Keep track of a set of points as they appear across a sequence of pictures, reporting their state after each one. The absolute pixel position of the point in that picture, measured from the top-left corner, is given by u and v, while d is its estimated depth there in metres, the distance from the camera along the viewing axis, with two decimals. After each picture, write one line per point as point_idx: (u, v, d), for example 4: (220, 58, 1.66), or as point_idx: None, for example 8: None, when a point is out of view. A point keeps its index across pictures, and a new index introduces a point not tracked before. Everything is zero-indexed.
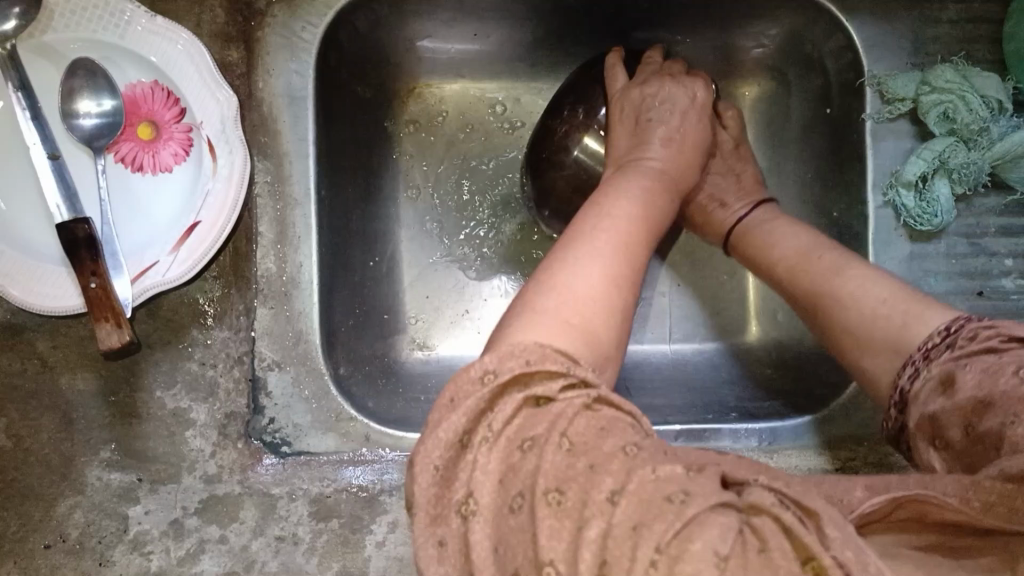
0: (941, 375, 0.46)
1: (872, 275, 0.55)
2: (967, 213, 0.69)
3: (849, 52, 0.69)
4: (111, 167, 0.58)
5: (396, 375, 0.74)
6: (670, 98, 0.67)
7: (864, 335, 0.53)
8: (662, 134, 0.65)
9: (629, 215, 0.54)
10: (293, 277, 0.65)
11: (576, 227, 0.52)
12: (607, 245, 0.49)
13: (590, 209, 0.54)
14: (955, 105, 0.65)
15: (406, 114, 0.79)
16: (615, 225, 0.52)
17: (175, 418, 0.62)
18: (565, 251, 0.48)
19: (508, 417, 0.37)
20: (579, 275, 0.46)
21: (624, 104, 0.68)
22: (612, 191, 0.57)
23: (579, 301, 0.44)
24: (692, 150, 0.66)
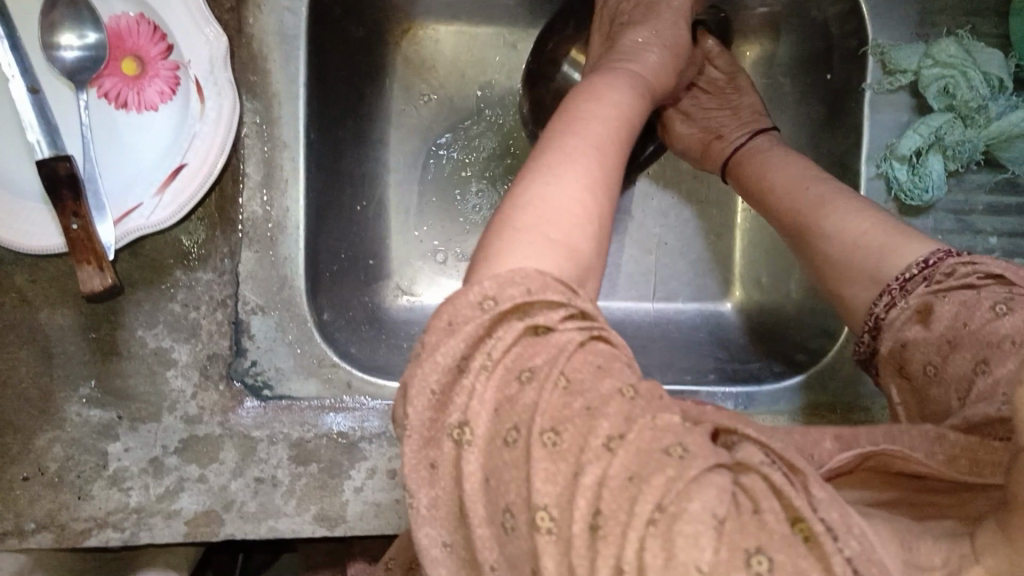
0: (921, 304, 0.47)
1: (859, 207, 0.54)
2: (957, 189, 0.69)
3: (854, 18, 0.68)
4: (94, 102, 0.56)
5: (380, 322, 0.74)
6: (653, 2, 0.63)
7: (843, 264, 0.53)
8: (642, 37, 0.60)
9: (607, 112, 0.47)
10: (279, 222, 0.65)
11: (548, 130, 0.45)
12: (583, 147, 0.43)
13: (559, 112, 0.47)
14: (956, 81, 0.64)
15: (400, 54, 0.77)
16: (593, 126, 0.45)
17: (156, 357, 0.62)
18: (541, 156, 0.43)
19: (506, 347, 0.35)
20: (560, 184, 0.41)
21: (607, 12, 0.66)
22: (592, 87, 0.50)
23: (564, 219, 0.40)
24: (672, 54, 0.60)
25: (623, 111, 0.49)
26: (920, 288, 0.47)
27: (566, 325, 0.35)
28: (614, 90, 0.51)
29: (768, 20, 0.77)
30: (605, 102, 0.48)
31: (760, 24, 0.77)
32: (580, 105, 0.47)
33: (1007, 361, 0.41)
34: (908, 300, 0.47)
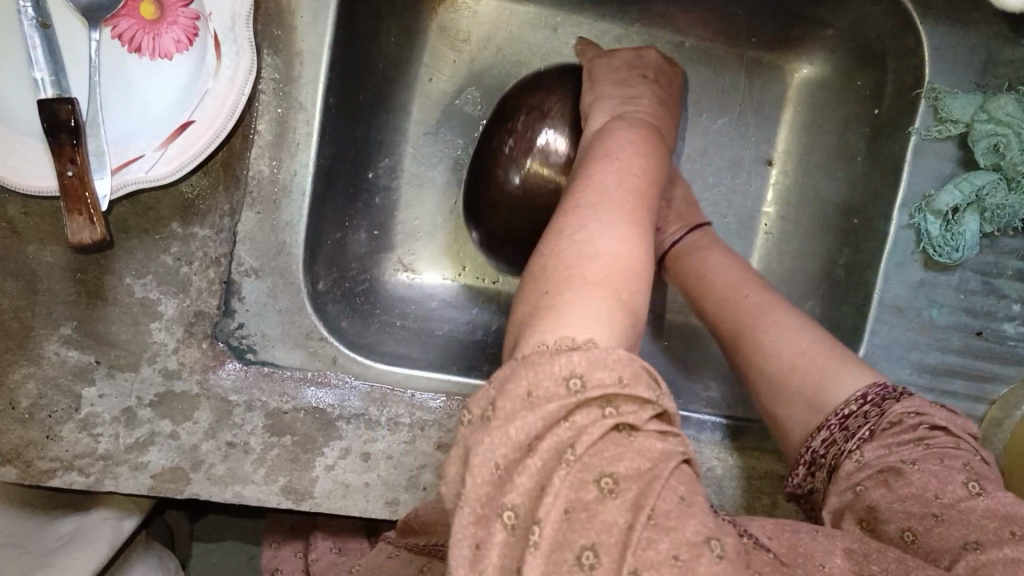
0: (882, 465, 0.45)
1: (792, 323, 0.55)
2: (989, 251, 0.65)
3: (913, 56, 0.64)
4: (106, 41, 0.55)
5: (376, 296, 0.72)
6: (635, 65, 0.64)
7: (780, 376, 0.54)
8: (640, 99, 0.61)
9: (633, 170, 0.49)
10: (285, 184, 0.62)
11: (578, 192, 0.46)
12: (620, 204, 0.44)
13: (588, 172, 0.48)
14: (1009, 142, 0.60)
15: (436, 21, 0.74)
16: (623, 184, 0.47)
17: (142, 307, 0.60)
18: (583, 212, 0.44)
19: (591, 442, 0.33)
20: (615, 241, 0.41)
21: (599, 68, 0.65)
22: (611, 146, 0.51)
23: (619, 265, 0.40)
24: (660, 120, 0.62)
25: (641, 164, 0.50)
26: (876, 448, 0.46)
27: (649, 425, 0.34)
28: (634, 145, 0.52)
29: (824, 40, 0.73)
30: (633, 161, 0.50)
31: (815, 44, 0.74)
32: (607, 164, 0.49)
33: (1003, 546, 0.38)
34: (861, 453, 0.46)
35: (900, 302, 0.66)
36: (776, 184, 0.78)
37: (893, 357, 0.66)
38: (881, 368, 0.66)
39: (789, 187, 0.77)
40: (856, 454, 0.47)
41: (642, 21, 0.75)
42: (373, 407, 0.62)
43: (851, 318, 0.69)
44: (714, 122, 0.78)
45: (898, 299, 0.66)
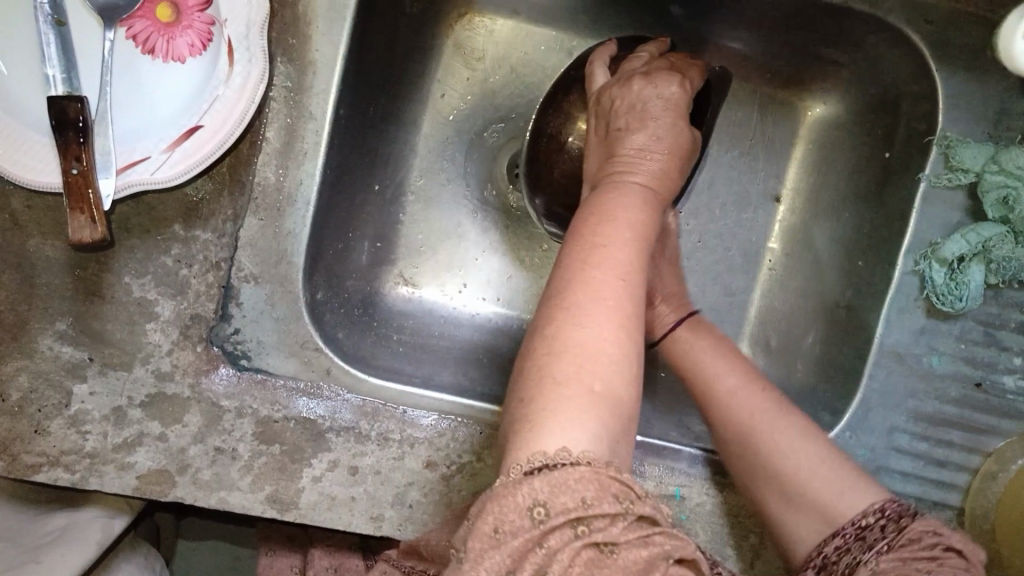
0: (895, 571, 0.46)
1: (808, 436, 0.55)
2: (992, 301, 0.64)
3: (928, 102, 0.64)
4: (121, 42, 0.55)
5: (376, 309, 0.72)
6: (642, 98, 0.57)
7: (795, 486, 0.54)
8: (638, 143, 0.55)
9: (624, 231, 0.45)
10: (290, 193, 0.61)
11: (564, 263, 0.44)
12: (607, 281, 0.42)
13: (570, 240, 0.45)
14: (1018, 194, 0.60)
15: (452, 38, 0.74)
16: (613, 251, 0.43)
17: (139, 307, 0.60)
18: (568, 291, 0.41)
19: (568, 568, 0.33)
20: (589, 330, 0.40)
21: (604, 99, 0.60)
22: (602, 206, 0.48)
23: (599, 364, 0.39)
24: (675, 157, 0.56)
25: (632, 224, 0.46)
26: (891, 559, 0.47)
27: (630, 534, 0.35)
28: (625, 203, 0.48)
29: (839, 79, 0.72)
30: (623, 223, 0.46)
31: (829, 84, 0.74)
32: (594, 226, 0.46)
33: None
34: (876, 563, 0.48)
35: (899, 347, 0.65)
36: (782, 221, 0.78)
37: (891, 402, 0.65)
38: (876, 414, 0.65)
39: (796, 225, 0.77)
40: (870, 563, 0.48)
41: None
42: (364, 421, 0.61)
43: (850, 361, 0.68)
44: (724, 155, 0.78)
45: (898, 344, 0.65)
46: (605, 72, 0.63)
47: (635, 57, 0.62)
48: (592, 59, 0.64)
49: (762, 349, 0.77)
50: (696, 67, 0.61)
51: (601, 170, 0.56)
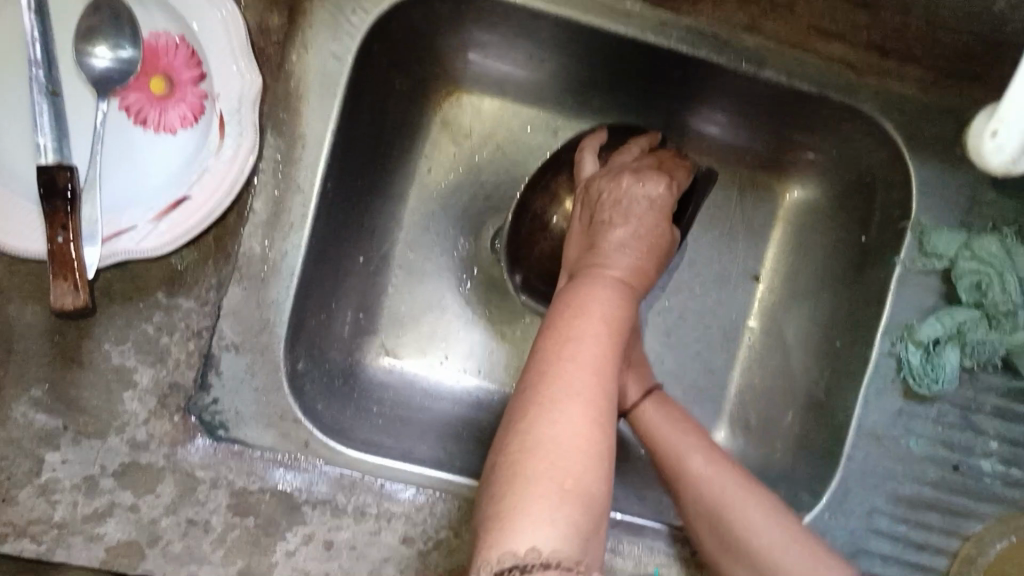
0: None
1: (777, 513, 0.57)
2: (968, 385, 0.65)
3: (903, 189, 0.65)
4: (114, 112, 0.56)
5: (356, 380, 0.71)
6: (628, 193, 0.59)
7: (760, 561, 0.56)
8: (620, 237, 0.57)
9: (599, 326, 0.47)
10: (276, 263, 0.61)
11: (537, 359, 0.45)
12: (581, 377, 0.43)
13: (547, 332, 0.47)
14: (990, 280, 0.62)
15: (439, 115, 0.76)
16: (585, 348, 0.45)
17: (117, 375, 0.59)
18: (543, 387, 0.43)
19: None
20: (564, 427, 0.41)
21: (590, 189, 0.62)
22: (577, 298, 0.49)
23: (573, 462, 0.40)
24: (655, 251, 0.58)
25: (608, 317, 0.48)
26: None
27: None
28: (606, 296, 0.50)
29: (815, 164, 0.74)
30: (599, 318, 0.47)
31: (808, 169, 0.76)
32: (570, 316, 0.47)
33: None
34: None
35: (877, 429, 0.65)
36: (762, 300, 0.79)
37: (871, 484, 0.65)
38: (855, 495, 0.65)
39: (775, 304, 0.78)
40: None
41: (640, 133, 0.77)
42: (340, 495, 0.60)
43: (829, 441, 0.68)
44: (704, 234, 0.79)
45: (876, 426, 0.65)
46: (594, 161, 0.66)
47: (623, 153, 0.66)
48: (580, 150, 0.67)
49: (743, 427, 0.77)
50: (683, 168, 0.64)
51: (580, 258, 0.58)
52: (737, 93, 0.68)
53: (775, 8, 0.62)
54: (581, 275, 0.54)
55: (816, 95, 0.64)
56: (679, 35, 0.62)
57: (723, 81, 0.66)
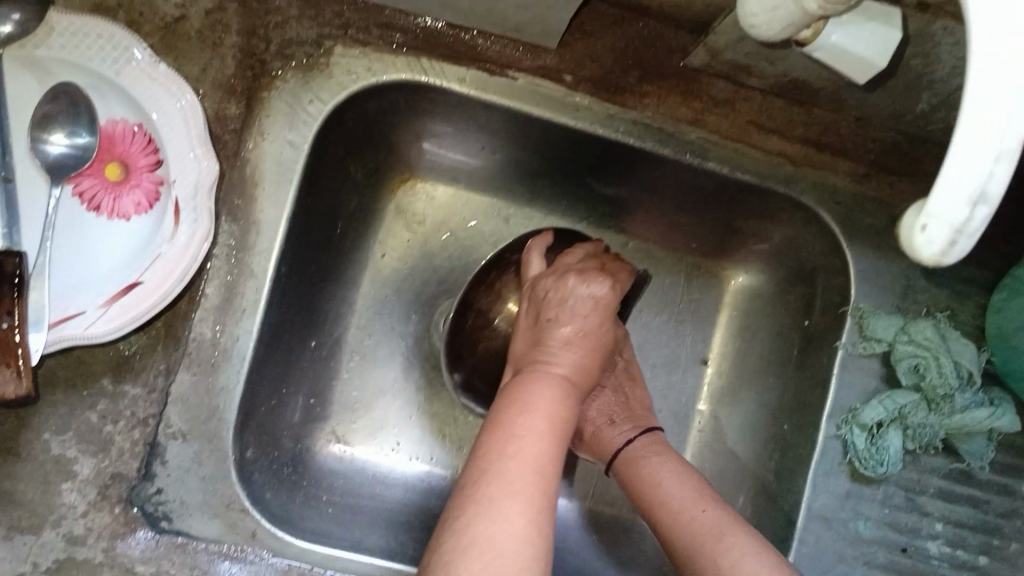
0: None
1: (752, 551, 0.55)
2: (912, 467, 0.67)
3: (842, 276, 0.68)
4: (67, 198, 0.57)
5: (305, 468, 0.70)
6: (571, 294, 0.60)
7: None
8: (565, 336, 0.59)
9: (542, 429, 0.52)
10: (226, 348, 0.60)
11: (482, 452, 0.50)
12: (518, 480, 0.48)
13: (492, 436, 0.51)
14: (927, 362, 0.64)
15: (393, 202, 0.77)
16: (523, 456, 0.49)
17: (55, 466, 0.58)
18: (481, 490, 0.48)
19: None
20: (499, 526, 0.46)
21: (534, 287, 0.63)
22: (521, 396, 0.54)
23: (505, 559, 0.44)
24: (597, 353, 0.60)
25: (552, 415, 0.53)
26: None
27: None
28: (546, 395, 0.55)
29: (759, 251, 0.77)
30: (541, 415, 0.53)
31: (751, 256, 0.78)
32: (511, 421, 0.52)
33: None
34: None
35: (826, 512, 0.66)
36: (710, 384, 0.80)
37: (820, 567, 0.66)
38: None
39: (724, 388, 0.79)
40: None
41: (588, 220, 0.79)
42: None
43: (776, 525, 0.69)
44: (653, 318, 0.81)
45: (825, 509, 0.66)
46: (542, 261, 0.66)
47: (570, 254, 0.66)
48: (528, 246, 0.67)
49: None
50: (626, 270, 0.65)
51: (527, 354, 0.60)
52: (683, 184, 0.70)
53: (716, 105, 0.66)
54: (526, 374, 0.57)
55: (760, 187, 0.67)
56: (625, 128, 0.65)
57: (668, 172, 0.68)
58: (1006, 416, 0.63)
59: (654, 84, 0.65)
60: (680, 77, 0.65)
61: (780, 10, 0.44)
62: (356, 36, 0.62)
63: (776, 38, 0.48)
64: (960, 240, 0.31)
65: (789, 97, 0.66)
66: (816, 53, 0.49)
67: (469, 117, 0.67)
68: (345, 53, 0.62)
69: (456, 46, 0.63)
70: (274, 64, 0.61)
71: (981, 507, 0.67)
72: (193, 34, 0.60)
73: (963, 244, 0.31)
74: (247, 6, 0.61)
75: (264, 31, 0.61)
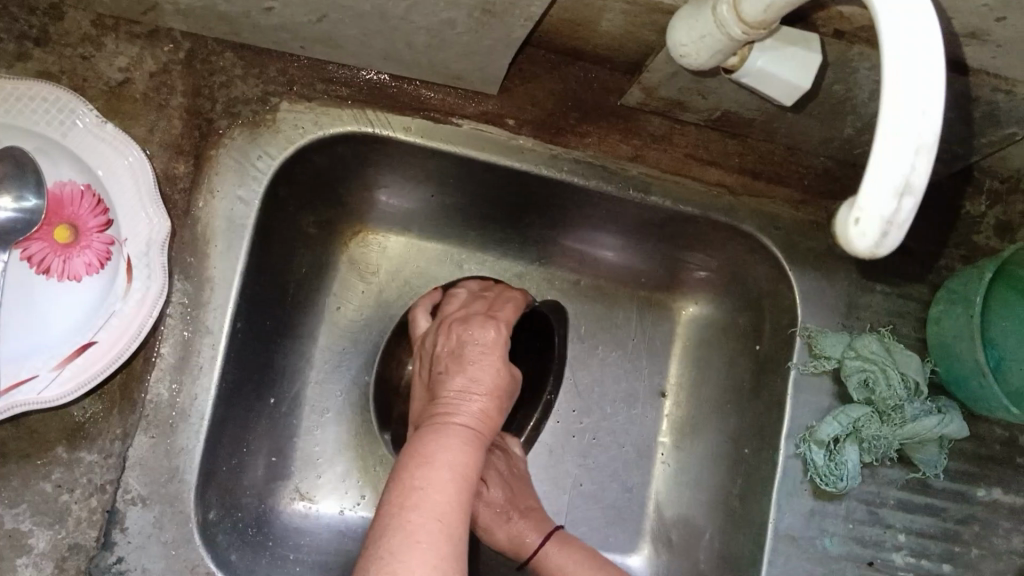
0: None
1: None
2: (871, 480, 0.68)
3: (786, 299, 0.70)
4: (15, 263, 0.57)
5: (270, 527, 0.68)
6: (462, 343, 0.62)
7: None
8: (459, 385, 0.59)
9: (445, 480, 0.51)
10: (184, 408, 0.59)
11: (385, 511, 0.50)
12: (423, 542, 0.48)
13: (394, 493, 0.51)
14: (876, 377, 0.66)
15: (347, 254, 0.78)
16: (427, 514, 0.49)
17: (10, 541, 0.56)
18: (386, 555, 0.47)
19: None
20: None
21: (431, 344, 0.65)
22: (423, 449, 0.53)
23: None
24: (498, 395, 0.59)
25: (454, 462, 0.52)
26: None
27: None
28: (447, 445, 0.53)
29: (707, 282, 0.79)
30: (444, 466, 0.52)
31: (698, 286, 0.80)
32: (412, 475, 0.51)
33: None
34: None
35: (793, 531, 0.67)
36: (670, 416, 0.81)
37: None
38: None
39: (684, 418, 0.81)
40: None
41: (540, 260, 0.81)
42: None
43: (742, 549, 0.69)
44: (608, 355, 0.82)
45: (791, 528, 0.67)
46: (427, 319, 0.70)
47: (451, 299, 0.69)
48: (414, 307, 0.71)
49: (664, 544, 0.77)
50: (512, 302, 0.68)
51: (427, 406, 0.60)
52: (630, 220, 0.72)
53: (655, 141, 0.68)
54: (425, 427, 0.57)
55: (702, 218, 0.69)
56: (569, 167, 0.66)
57: (617, 207, 0.70)
58: (954, 422, 0.65)
59: (595, 124, 0.67)
60: (618, 116, 0.68)
61: (707, 39, 0.47)
62: (301, 92, 0.64)
63: (705, 67, 0.51)
64: (892, 231, 0.33)
65: (722, 129, 0.69)
66: (745, 78, 0.51)
67: (418, 164, 0.68)
68: (292, 109, 0.63)
69: (401, 97, 0.65)
70: (220, 122, 0.62)
71: (940, 515, 0.69)
72: (138, 96, 0.61)
73: (894, 234, 0.33)
74: (191, 67, 0.62)
75: (209, 91, 0.62)
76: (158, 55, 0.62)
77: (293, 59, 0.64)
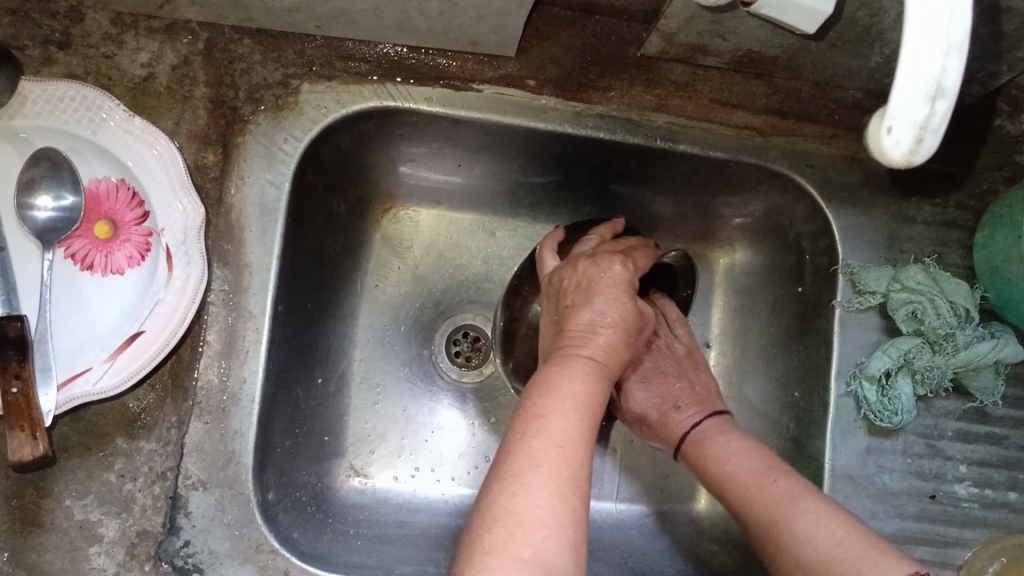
0: None
1: (824, 512, 0.54)
2: (926, 413, 0.67)
3: (825, 237, 0.69)
4: (60, 261, 0.58)
5: (328, 504, 0.69)
6: (589, 274, 0.60)
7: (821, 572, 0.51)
8: (586, 319, 0.58)
9: (567, 405, 0.51)
10: (234, 393, 0.60)
11: (512, 433, 0.50)
12: (546, 454, 0.48)
13: (520, 414, 0.51)
14: (923, 307, 0.64)
15: (380, 232, 0.78)
16: (546, 430, 0.49)
17: (81, 532, 0.58)
18: (507, 465, 0.48)
19: None
20: (524, 493, 0.46)
21: (556, 281, 0.62)
22: (549, 375, 0.53)
23: (522, 530, 0.44)
24: (624, 334, 0.58)
25: (580, 394, 0.52)
26: None
27: None
28: (574, 375, 0.53)
29: (745, 229, 0.78)
30: (563, 391, 0.52)
31: (734, 235, 0.79)
32: (539, 401, 0.51)
33: None
34: None
35: (850, 470, 0.66)
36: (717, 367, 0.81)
37: None
38: None
39: (731, 368, 0.80)
40: None
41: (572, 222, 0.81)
42: None
43: None
44: None
45: (848, 467, 0.66)
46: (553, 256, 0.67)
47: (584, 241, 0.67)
48: (541, 249, 0.69)
49: None
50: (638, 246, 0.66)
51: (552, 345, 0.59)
52: (662, 171, 0.72)
53: (677, 89, 0.67)
54: (556, 357, 0.56)
55: (732, 162, 0.68)
56: (593, 124, 0.66)
57: (645, 158, 0.69)
58: (1009, 346, 0.64)
59: (616, 78, 0.67)
60: (639, 67, 0.67)
61: None
62: (321, 72, 0.64)
63: None
64: (925, 136, 0.35)
65: (747, 71, 0.67)
66: (762, 11, 0.52)
67: (443, 133, 0.68)
68: (313, 90, 0.63)
69: (418, 69, 0.65)
70: (244, 109, 0.63)
71: (1001, 444, 0.68)
72: (161, 90, 0.62)
73: (929, 139, 0.35)
74: (211, 57, 0.63)
75: (231, 79, 0.63)
76: (177, 48, 0.62)
77: (310, 39, 0.64)
